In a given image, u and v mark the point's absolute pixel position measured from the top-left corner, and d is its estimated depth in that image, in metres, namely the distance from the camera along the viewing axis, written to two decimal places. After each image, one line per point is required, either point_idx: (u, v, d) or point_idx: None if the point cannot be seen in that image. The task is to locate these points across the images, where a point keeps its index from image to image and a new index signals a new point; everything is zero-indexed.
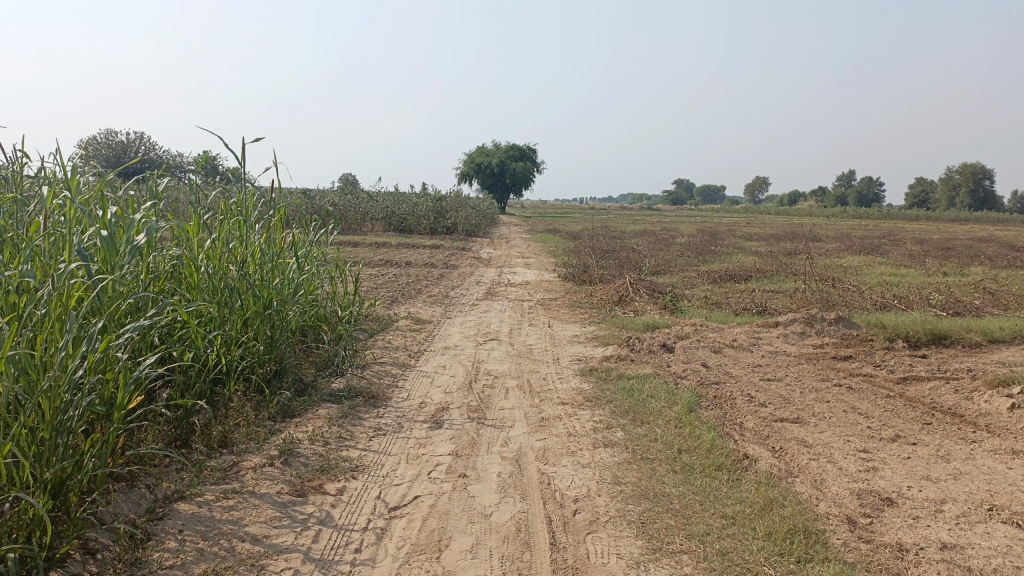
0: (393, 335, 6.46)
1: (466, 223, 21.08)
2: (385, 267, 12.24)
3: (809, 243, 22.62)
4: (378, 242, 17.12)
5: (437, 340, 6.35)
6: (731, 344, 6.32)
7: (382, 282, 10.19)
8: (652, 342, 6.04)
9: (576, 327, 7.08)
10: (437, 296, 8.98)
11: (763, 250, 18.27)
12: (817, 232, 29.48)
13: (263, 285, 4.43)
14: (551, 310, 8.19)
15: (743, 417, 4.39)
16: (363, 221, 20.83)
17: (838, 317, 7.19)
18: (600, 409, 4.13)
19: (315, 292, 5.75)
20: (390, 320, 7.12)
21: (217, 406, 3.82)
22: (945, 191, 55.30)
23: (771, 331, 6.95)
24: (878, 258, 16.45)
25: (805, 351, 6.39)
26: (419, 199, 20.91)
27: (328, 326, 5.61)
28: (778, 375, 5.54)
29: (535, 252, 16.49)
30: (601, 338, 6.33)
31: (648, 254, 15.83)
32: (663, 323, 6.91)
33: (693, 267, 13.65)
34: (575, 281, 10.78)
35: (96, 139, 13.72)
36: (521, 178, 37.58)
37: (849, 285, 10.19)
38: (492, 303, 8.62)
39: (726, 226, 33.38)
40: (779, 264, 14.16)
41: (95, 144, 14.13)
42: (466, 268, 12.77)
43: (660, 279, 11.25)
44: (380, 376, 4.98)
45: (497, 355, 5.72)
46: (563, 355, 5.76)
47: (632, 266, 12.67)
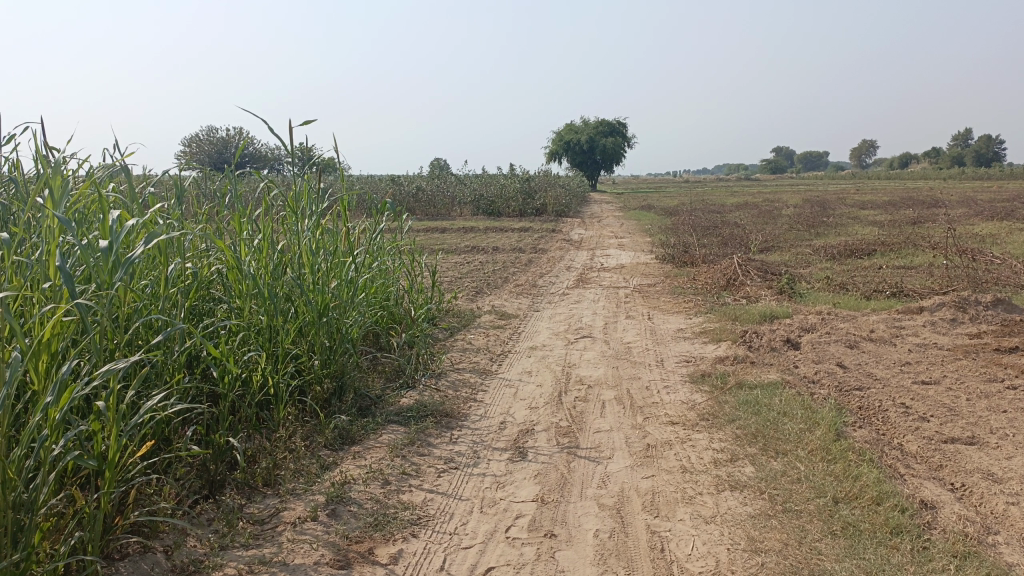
0: (475, 333, 5.82)
1: (555, 203, 20.34)
2: (473, 255, 11.68)
3: (930, 210, 20.63)
4: (466, 227, 16.66)
5: (524, 339, 5.67)
6: (868, 339, 5.35)
7: (467, 271, 9.62)
8: (773, 337, 5.16)
9: (681, 318, 6.25)
10: (525, 285, 8.31)
11: (880, 221, 16.67)
12: (938, 197, 27.05)
13: (321, 284, 3.90)
14: (650, 298, 7.38)
15: (903, 439, 3.50)
16: (452, 205, 20.43)
17: (997, 299, 6.06)
18: (720, 433, 3.33)
19: (386, 289, 5.22)
20: (472, 315, 6.49)
21: (265, 436, 3.25)
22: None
23: (914, 318, 5.91)
24: (1019, 224, 14.64)
25: (960, 344, 5.34)
26: (506, 181, 20.30)
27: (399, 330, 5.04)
28: (934, 378, 4.55)
29: (631, 232, 15.61)
30: (712, 332, 5.49)
31: (753, 229, 14.66)
32: (783, 312, 5.99)
33: (806, 242, 12.44)
34: (675, 263, 9.88)
35: (194, 136, 13.85)
36: (613, 154, 36.36)
37: (995, 258, 8.85)
38: (584, 291, 7.88)
39: (833, 194, 31.19)
40: (905, 236, 12.71)
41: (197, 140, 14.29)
42: (557, 252, 12.05)
43: (770, 257, 10.19)
44: (457, 387, 4.32)
45: (590, 356, 4.99)
46: (668, 355, 4.95)
47: (737, 244, 11.63)
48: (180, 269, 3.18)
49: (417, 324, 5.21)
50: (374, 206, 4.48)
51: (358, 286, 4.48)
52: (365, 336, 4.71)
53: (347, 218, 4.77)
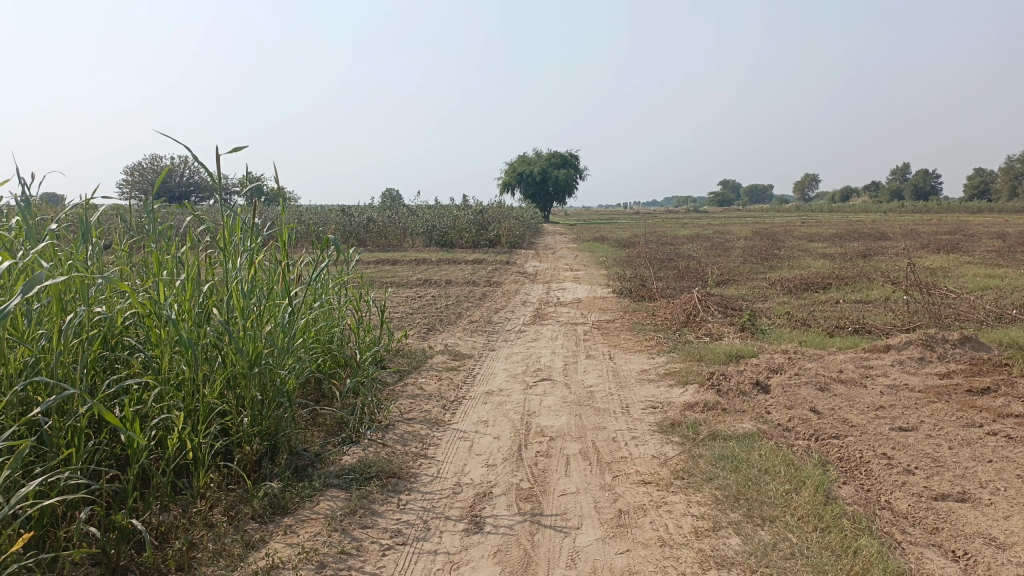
0: (427, 376, 5.43)
1: (509, 234, 20.11)
2: (425, 288, 11.28)
3: (877, 243, 20.95)
4: (418, 259, 16.27)
5: (479, 382, 5.30)
6: (838, 380, 5.12)
7: (419, 306, 9.21)
8: (742, 381, 4.90)
9: (643, 358, 5.95)
10: (479, 322, 7.95)
11: (830, 253, 16.83)
12: (883, 230, 27.68)
13: (256, 328, 3.50)
14: (610, 335, 7.08)
15: (891, 497, 3.22)
16: (404, 236, 20.04)
17: (963, 336, 5.91)
18: (699, 495, 3.02)
19: (331, 328, 4.84)
20: (424, 356, 6.10)
21: (181, 508, 2.83)
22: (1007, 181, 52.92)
23: (882, 357, 5.72)
24: (964, 257, 14.89)
25: (931, 385, 5.15)
26: (459, 212, 20.02)
27: (343, 376, 4.62)
28: (911, 424, 4.32)
29: (586, 264, 15.41)
30: (678, 374, 5.20)
31: (707, 262, 14.60)
32: (749, 352, 5.74)
33: (761, 275, 12.37)
34: (633, 298, 9.65)
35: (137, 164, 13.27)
36: (566, 186, 36.41)
37: (951, 293, 8.82)
38: (541, 328, 7.56)
39: (781, 226, 31.63)
40: (858, 269, 12.76)
41: (140, 169, 13.68)
42: (511, 286, 11.73)
43: (728, 292, 10.04)
44: (407, 441, 3.93)
45: (551, 402, 4.64)
46: (634, 401, 4.64)
47: (693, 277, 11.48)
48: (82, 318, 2.77)
49: (363, 368, 4.81)
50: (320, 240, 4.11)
51: (298, 330, 4.09)
52: (304, 384, 4.29)
53: (287, 253, 4.39)
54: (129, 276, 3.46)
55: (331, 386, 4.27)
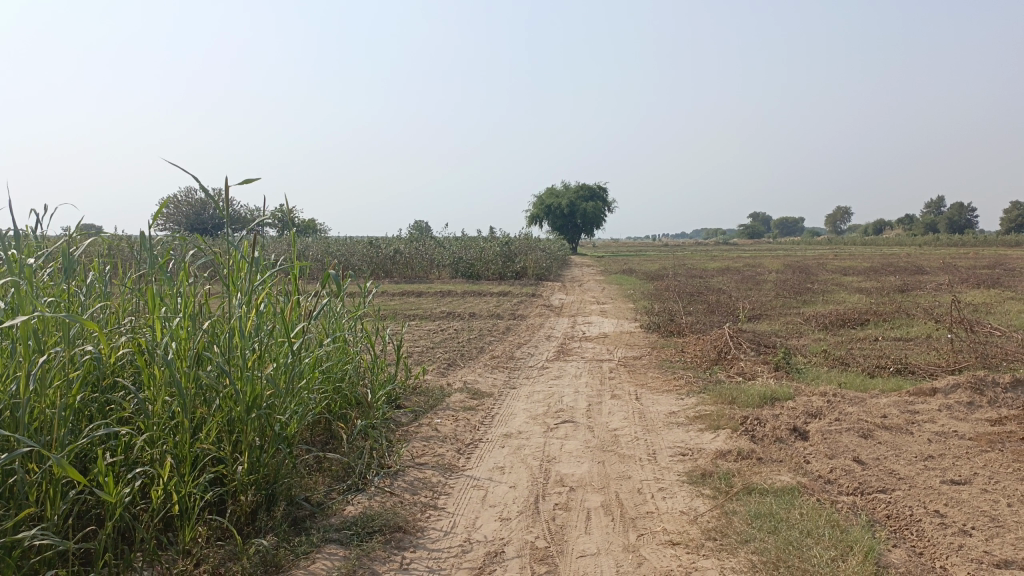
0: (443, 417, 5.18)
1: (536, 266, 19.92)
2: (448, 322, 11.08)
3: (913, 277, 20.37)
4: (443, 291, 16.11)
5: (497, 424, 5.04)
6: (882, 427, 4.77)
7: (441, 340, 9.00)
8: (778, 427, 4.58)
9: (671, 399, 5.65)
10: (501, 358, 7.70)
11: (866, 288, 16.33)
12: (920, 264, 27.04)
13: (259, 367, 3.33)
14: (637, 373, 6.79)
15: (949, 564, 2.89)
16: (431, 267, 19.93)
17: (1016, 379, 5.52)
18: (732, 560, 2.73)
19: (344, 366, 4.67)
20: (441, 394, 5.87)
21: (164, 567, 2.64)
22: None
23: (928, 401, 5.35)
24: (1008, 292, 14.33)
25: (983, 433, 4.78)
26: (486, 244, 19.88)
27: (354, 418, 4.40)
28: (965, 476, 3.96)
29: (614, 297, 15.13)
30: (708, 418, 4.89)
31: (738, 296, 14.22)
32: (785, 394, 5.42)
33: (795, 310, 11.98)
34: (661, 333, 9.34)
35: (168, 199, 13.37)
36: (594, 218, 36.23)
37: (997, 331, 8.38)
38: (565, 365, 7.28)
39: (813, 259, 31.06)
40: (896, 304, 12.31)
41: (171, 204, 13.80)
42: (536, 319, 11.48)
43: (761, 327, 9.69)
44: (417, 488, 3.68)
45: (572, 447, 4.36)
46: (661, 447, 4.35)
47: (724, 312, 11.13)
48: (62, 360, 2.62)
49: (375, 410, 4.59)
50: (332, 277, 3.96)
51: (307, 368, 3.92)
52: (311, 426, 4.09)
53: (298, 288, 4.24)
54: (128, 317, 3.33)
55: (341, 428, 4.07)
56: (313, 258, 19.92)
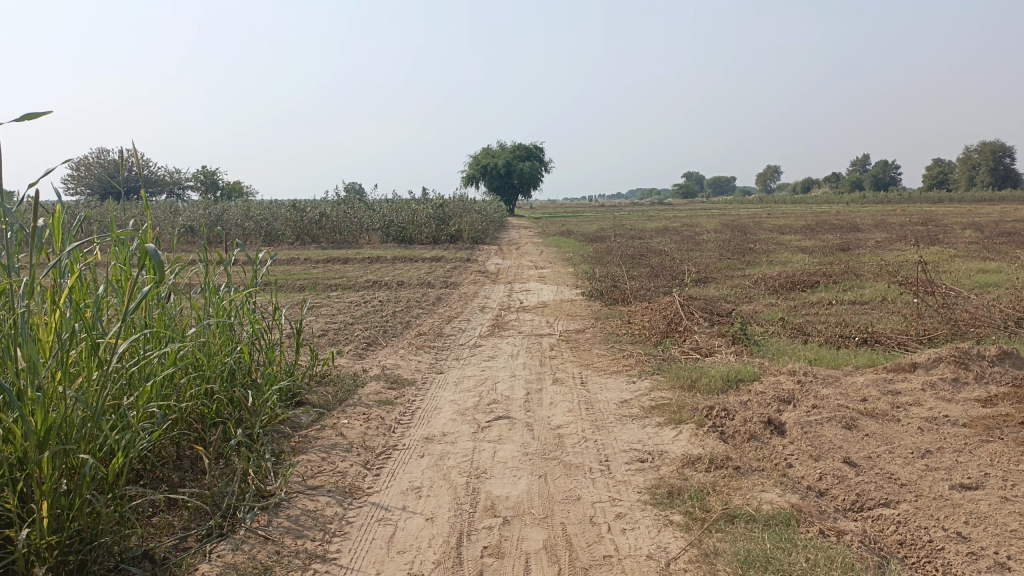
0: (352, 414, 4.31)
1: (471, 230, 19.03)
2: (373, 292, 10.11)
3: (849, 234, 20.22)
4: (371, 256, 15.05)
5: (417, 423, 4.18)
6: (866, 414, 4.11)
7: (362, 314, 8.06)
8: (751, 421, 3.86)
9: (622, 383, 4.88)
10: (428, 334, 6.83)
11: (807, 247, 15.95)
12: (853, 221, 27.17)
13: (64, 384, 2.43)
14: (580, 350, 6.02)
15: None
16: (359, 232, 18.77)
17: (1002, 352, 4.94)
18: None
19: (214, 363, 3.76)
20: (354, 384, 4.97)
21: None
22: (966, 171, 53.15)
23: (909, 379, 4.73)
24: (945, 250, 14.14)
25: (976, 417, 4.15)
26: (418, 205, 18.80)
27: (222, 434, 3.52)
28: (975, 479, 3.30)
29: (552, 261, 14.37)
30: (667, 409, 4.15)
31: (680, 258, 13.63)
32: (751, 375, 4.72)
33: (740, 272, 11.44)
34: (604, 301, 8.60)
35: None
36: (530, 178, 35.36)
37: (957, 293, 7.90)
38: (500, 341, 6.45)
39: (748, 218, 30.94)
40: (843, 264, 11.90)
41: None
42: (470, 287, 10.62)
43: (709, 293, 9.06)
44: (305, 526, 2.81)
45: (507, 456, 3.55)
46: (615, 451, 3.57)
47: (669, 277, 10.47)
48: None
49: (254, 419, 3.70)
50: (150, 256, 2.48)
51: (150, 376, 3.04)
52: (163, 447, 3.20)
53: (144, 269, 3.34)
54: None
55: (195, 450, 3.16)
56: (232, 223, 18.51)
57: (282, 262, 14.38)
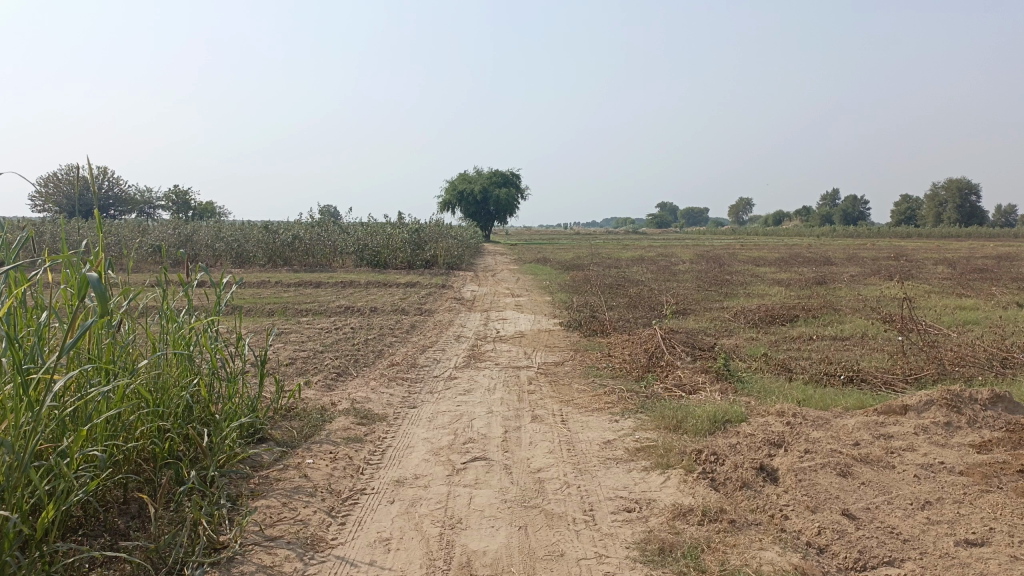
0: (318, 453, 4.03)
1: (447, 255, 18.81)
2: (345, 318, 9.81)
3: (823, 267, 20.33)
4: (344, 280, 14.75)
5: (388, 464, 3.92)
6: (860, 460, 3.92)
7: (333, 341, 7.76)
8: (742, 467, 3.65)
9: (604, 422, 4.66)
10: (401, 364, 6.56)
11: (783, 280, 15.96)
12: (825, 254, 27.40)
13: None
14: (560, 385, 5.80)
15: None
16: (333, 255, 18.44)
17: (995, 395, 4.80)
18: None
19: (167, 399, 3.53)
20: (321, 419, 4.69)
21: None
22: (934, 207, 54.15)
23: (900, 422, 4.56)
24: (920, 285, 14.17)
25: (973, 464, 3.98)
26: (393, 229, 18.56)
27: (173, 476, 3.24)
28: (981, 534, 3.11)
29: (528, 289, 14.18)
30: (654, 452, 3.92)
31: (658, 289, 13.50)
32: (739, 416, 4.52)
33: (719, 304, 11.33)
34: (582, 332, 8.40)
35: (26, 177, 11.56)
36: (507, 205, 35.29)
37: (938, 331, 7.82)
38: (476, 374, 6.20)
39: (722, 249, 31.10)
40: (820, 298, 11.85)
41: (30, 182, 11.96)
42: (445, 315, 10.37)
43: (689, 326, 8.90)
44: None
45: (484, 504, 3.30)
46: (600, 499, 3.33)
47: (647, 308, 10.32)
48: None
49: (209, 460, 3.43)
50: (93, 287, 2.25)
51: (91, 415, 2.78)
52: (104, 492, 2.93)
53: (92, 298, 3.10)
54: None
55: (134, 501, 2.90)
56: (202, 244, 18.10)
57: (252, 285, 14.01)
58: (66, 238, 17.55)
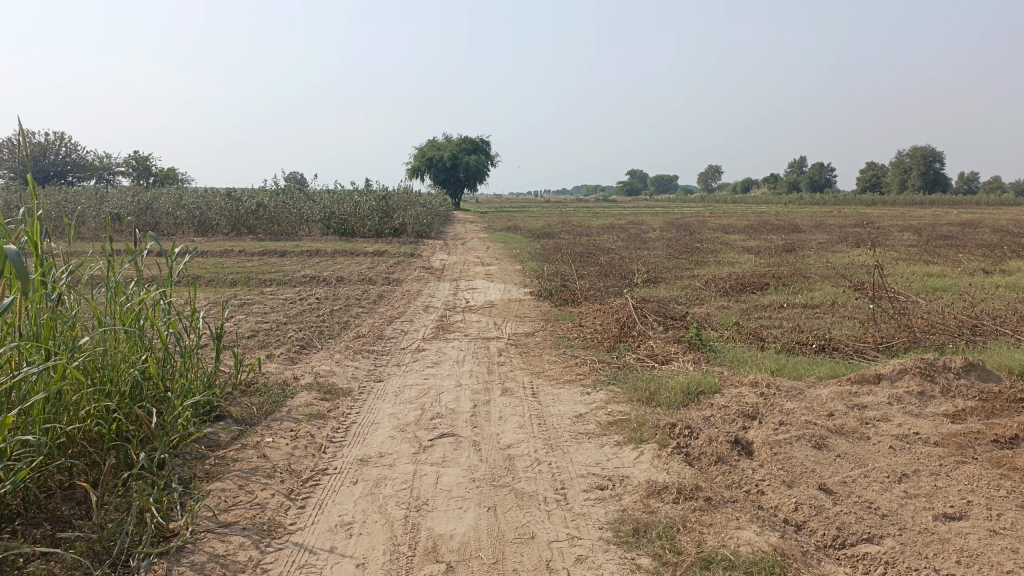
0: (278, 431, 3.86)
1: (416, 223, 18.53)
2: (311, 288, 9.57)
3: (792, 235, 20.42)
4: (311, 249, 14.43)
5: (352, 441, 3.76)
6: (835, 432, 3.86)
7: (297, 312, 7.54)
8: (717, 440, 3.56)
9: (575, 394, 4.54)
10: (368, 336, 6.38)
11: (753, 247, 15.97)
12: (793, 222, 27.59)
13: None
14: (530, 356, 5.67)
15: None
16: (299, 223, 18.06)
17: (968, 364, 4.77)
18: None
19: (115, 377, 3.34)
20: (282, 394, 4.51)
21: None
22: (899, 175, 54.79)
23: (874, 392, 4.52)
24: (887, 252, 14.28)
25: (948, 434, 3.93)
26: (361, 197, 18.20)
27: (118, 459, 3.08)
28: (959, 508, 3.05)
29: (499, 257, 14.00)
30: (627, 426, 3.82)
31: (629, 257, 13.43)
32: (713, 387, 4.43)
33: (690, 272, 11.28)
34: (553, 301, 8.28)
35: None
36: (476, 172, 34.91)
37: (908, 298, 7.82)
38: (445, 345, 6.05)
39: (692, 217, 31.15)
40: (791, 266, 11.86)
41: None
42: (413, 284, 10.17)
43: (661, 294, 8.82)
44: None
45: (452, 483, 3.17)
46: (572, 476, 3.22)
47: (619, 276, 10.21)
48: None
49: (159, 442, 3.26)
50: None
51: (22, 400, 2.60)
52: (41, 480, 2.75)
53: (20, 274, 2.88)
54: None
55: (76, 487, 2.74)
56: (163, 212, 17.60)
57: (215, 254, 13.65)
58: (19, 205, 16.92)
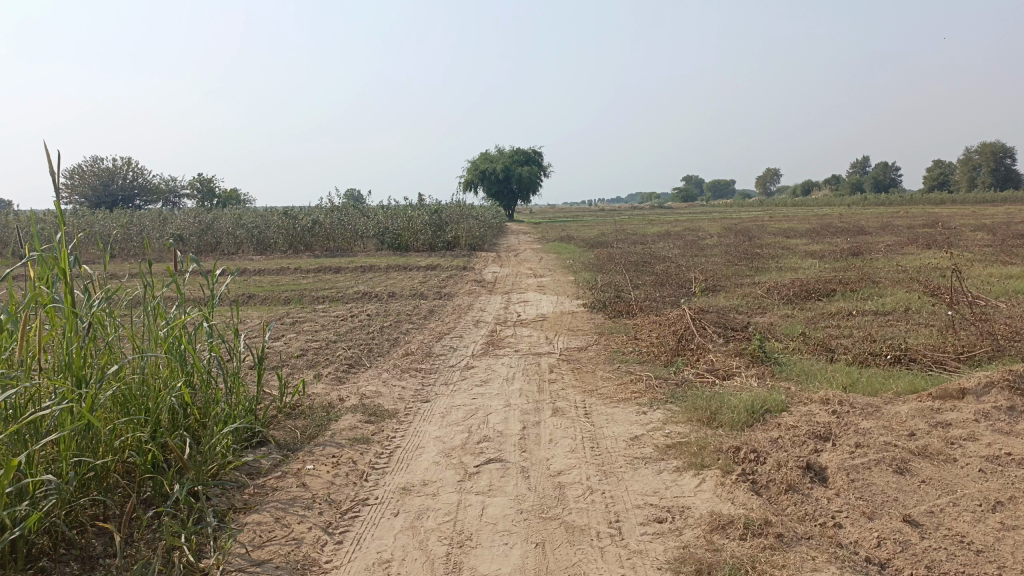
0: (320, 457, 3.72)
1: (469, 236, 18.45)
2: (363, 304, 9.52)
3: (857, 238, 19.64)
4: (364, 265, 14.46)
5: (395, 468, 3.59)
6: (919, 454, 3.52)
7: (348, 330, 7.46)
8: (787, 466, 3.27)
9: (630, 414, 4.29)
10: (417, 354, 6.23)
11: (816, 251, 15.38)
12: (858, 224, 26.61)
13: None
14: (583, 372, 5.44)
15: None
16: (354, 239, 18.20)
17: None
18: None
19: (151, 406, 3.25)
20: (327, 417, 4.38)
21: None
22: (969, 172, 52.59)
23: (959, 408, 4.13)
24: (961, 254, 13.53)
25: None
26: (414, 211, 18.23)
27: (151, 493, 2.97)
28: None
29: (552, 268, 13.78)
30: (687, 450, 3.55)
31: (686, 265, 13.05)
32: (780, 406, 4.12)
33: (750, 279, 10.86)
34: (607, 313, 8.02)
35: None
36: (529, 183, 34.81)
37: (989, 302, 7.30)
38: (494, 362, 5.86)
39: (750, 222, 30.40)
40: (858, 270, 11.33)
41: None
42: (465, 298, 10.04)
43: (721, 303, 8.46)
44: None
45: (498, 515, 2.96)
46: (627, 507, 2.98)
47: (675, 286, 9.88)
48: None
49: (195, 473, 3.14)
50: None
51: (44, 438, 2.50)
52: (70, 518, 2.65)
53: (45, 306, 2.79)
54: None
55: (101, 526, 2.64)
56: (223, 231, 17.94)
57: (271, 272, 13.79)
58: (87, 230, 17.47)
